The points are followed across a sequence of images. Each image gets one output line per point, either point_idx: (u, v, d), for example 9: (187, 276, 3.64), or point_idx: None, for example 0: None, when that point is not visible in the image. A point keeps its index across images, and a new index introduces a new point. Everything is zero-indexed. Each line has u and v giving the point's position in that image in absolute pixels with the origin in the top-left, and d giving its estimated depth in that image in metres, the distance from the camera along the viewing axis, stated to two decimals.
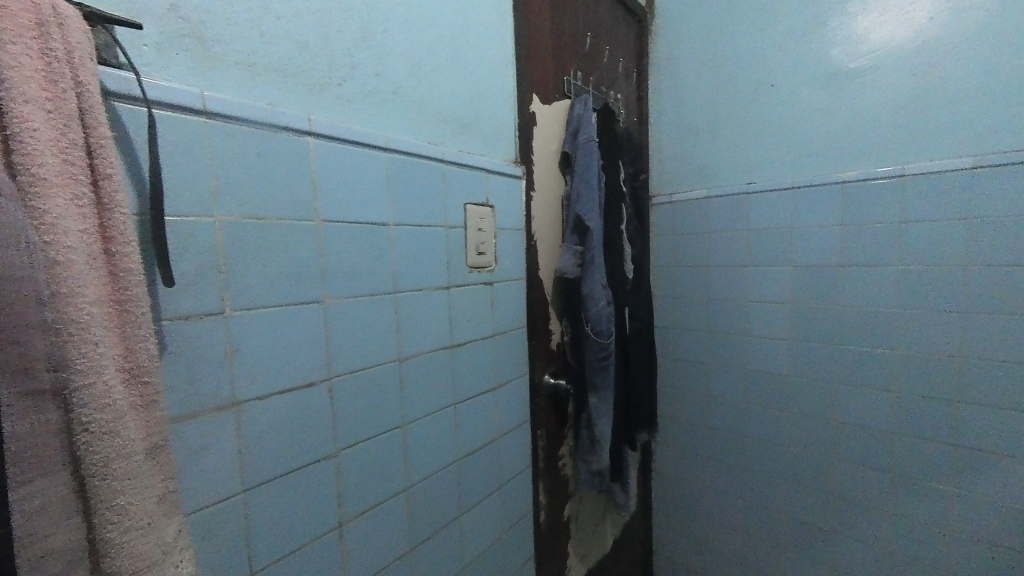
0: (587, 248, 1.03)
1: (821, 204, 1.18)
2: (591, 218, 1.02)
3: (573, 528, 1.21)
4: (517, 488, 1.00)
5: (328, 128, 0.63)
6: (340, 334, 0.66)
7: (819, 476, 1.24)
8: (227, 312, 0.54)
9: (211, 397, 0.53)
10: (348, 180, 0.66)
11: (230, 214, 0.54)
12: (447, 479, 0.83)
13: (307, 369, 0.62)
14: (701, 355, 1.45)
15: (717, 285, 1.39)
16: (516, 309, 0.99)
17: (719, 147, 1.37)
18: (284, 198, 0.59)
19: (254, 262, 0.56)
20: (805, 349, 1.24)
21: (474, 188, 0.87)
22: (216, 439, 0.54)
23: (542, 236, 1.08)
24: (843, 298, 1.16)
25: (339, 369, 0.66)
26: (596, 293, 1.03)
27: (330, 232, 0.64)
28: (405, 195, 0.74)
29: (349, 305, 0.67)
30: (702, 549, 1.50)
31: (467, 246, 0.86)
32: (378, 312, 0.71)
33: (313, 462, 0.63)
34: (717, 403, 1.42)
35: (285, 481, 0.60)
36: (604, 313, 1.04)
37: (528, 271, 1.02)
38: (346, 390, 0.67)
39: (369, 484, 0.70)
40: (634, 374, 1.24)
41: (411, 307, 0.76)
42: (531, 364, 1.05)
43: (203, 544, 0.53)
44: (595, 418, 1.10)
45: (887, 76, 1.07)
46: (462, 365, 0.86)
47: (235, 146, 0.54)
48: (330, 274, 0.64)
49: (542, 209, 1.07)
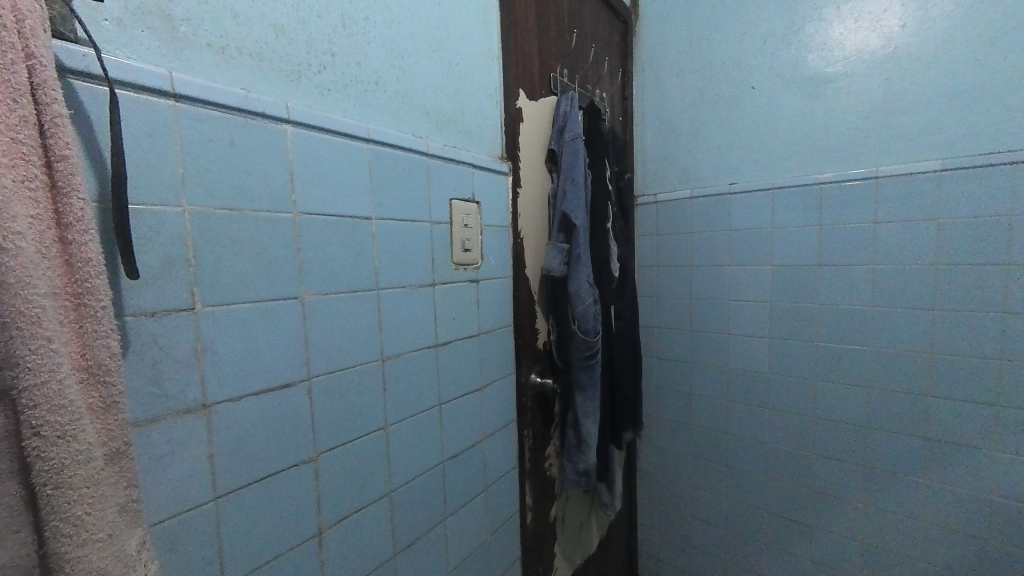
0: (574, 247, 1.02)
1: (799, 204, 1.21)
2: (578, 216, 1.01)
3: (560, 529, 1.20)
4: (503, 489, 0.99)
5: (307, 117, 0.60)
6: (319, 333, 0.63)
7: (798, 471, 1.26)
8: (197, 308, 0.51)
9: (178, 399, 0.50)
10: (328, 172, 0.63)
11: (200, 204, 0.51)
12: (431, 481, 0.81)
13: (284, 369, 0.59)
14: (684, 354, 1.46)
15: (699, 285, 1.40)
16: (502, 308, 0.98)
17: (701, 148, 1.39)
18: (259, 189, 0.56)
19: (227, 256, 0.53)
20: (784, 347, 1.26)
21: (459, 184, 0.85)
22: (184, 444, 0.50)
23: (528, 234, 1.07)
24: (820, 296, 1.19)
25: (319, 369, 0.63)
26: (583, 292, 1.02)
27: (309, 226, 0.61)
28: (388, 190, 0.72)
29: (329, 302, 0.64)
30: (685, 546, 1.51)
31: (452, 243, 0.84)
32: (360, 309, 0.68)
33: (290, 467, 0.60)
34: (699, 401, 1.44)
35: (260, 487, 0.57)
36: (591, 312, 1.04)
37: (515, 269, 1.01)
38: (326, 391, 0.64)
39: (350, 489, 0.67)
40: (620, 373, 1.24)
41: (394, 305, 0.74)
42: (518, 363, 1.03)
43: (170, 557, 0.49)
44: (582, 417, 1.09)
45: (861, 81, 1.10)
46: (447, 365, 0.84)
47: (205, 132, 0.51)
48: (309, 270, 0.62)
49: (529, 207, 1.06)
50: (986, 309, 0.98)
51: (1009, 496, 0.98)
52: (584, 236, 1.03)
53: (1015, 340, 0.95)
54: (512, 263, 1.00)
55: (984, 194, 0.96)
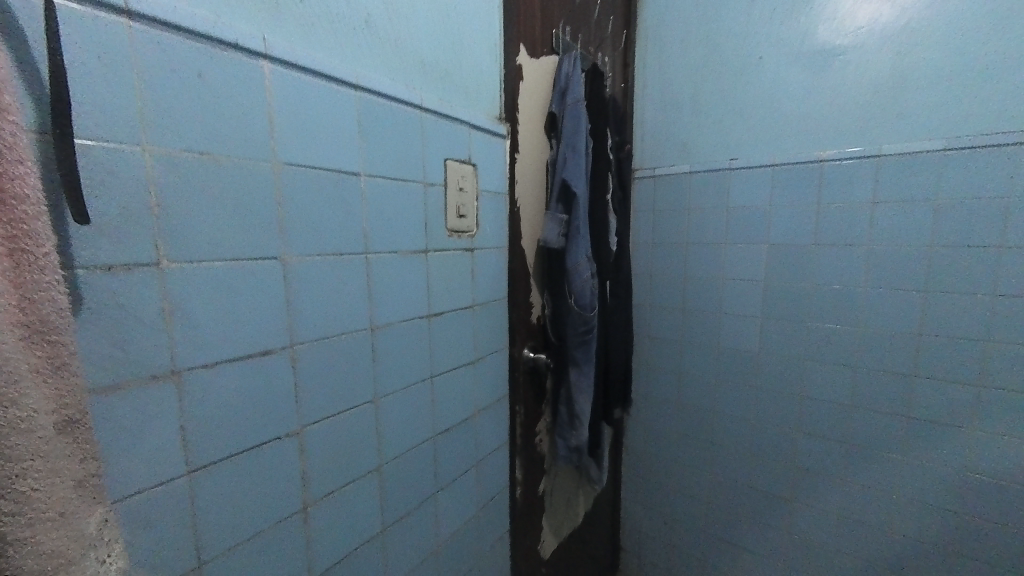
0: (573, 217, 0.97)
1: (800, 182, 1.18)
2: (577, 183, 0.96)
3: (548, 504, 1.19)
4: (492, 464, 0.96)
5: (287, 54, 0.54)
6: (303, 298, 0.58)
7: (783, 448, 1.29)
8: (164, 264, 0.45)
9: (142, 365, 0.44)
10: (312, 119, 0.57)
11: (163, 143, 0.45)
12: (421, 456, 0.78)
13: (265, 335, 0.54)
14: (675, 334, 1.45)
15: (694, 265, 1.39)
16: (497, 281, 0.94)
17: (703, 121, 1.34)
18: (234, 134, 0.50)
19: (197, 205, 0.47)
20: (778, 327, 1.26)
21: (455, 143, 0.79)
22: (151, 416, 0.45)
23: (525, 203, 1.01)
24: (814, 277, 1.19)
25: (302, 337, 0.58)
26: (580, 266, 0.98)
27: (290, 178, 0.55)
28: (378, 144, 0.66)
29: (314, 265, 0.59)
30: (668, 520, 1.54)
31: (447, 207, 0.79)
32: (348, 275, 0.63)
33: (273, 440, 0.56)
34: (690, 380, 1.44)
35: (238, 461, 0.53)
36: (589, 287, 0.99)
37: (511, 238, 0.96)
38: (309, 360, 0.59)
39: (337, 463, 0.64)
40: (614, 350, 1.22)
41: (385, 271, 0.69)
42: (512, 335, 1.00)
43: (138, 536, 0.45)
44: (575, 393, 1.06)
45: (870, 55, 1.07)
46: (440, 336, 0.80)
47: (168, 62, 0.44)
48: (292, 229, 0.56)
49: (526, 174, 1.00)
50: (976, 291, 0.99)
51: (985, 472, 1.02)
52: (584, 206, 0.98)
53: (1003, 322, 0.97)
54: (509, 233, 0.96)
55: (988, 175, 0.95)
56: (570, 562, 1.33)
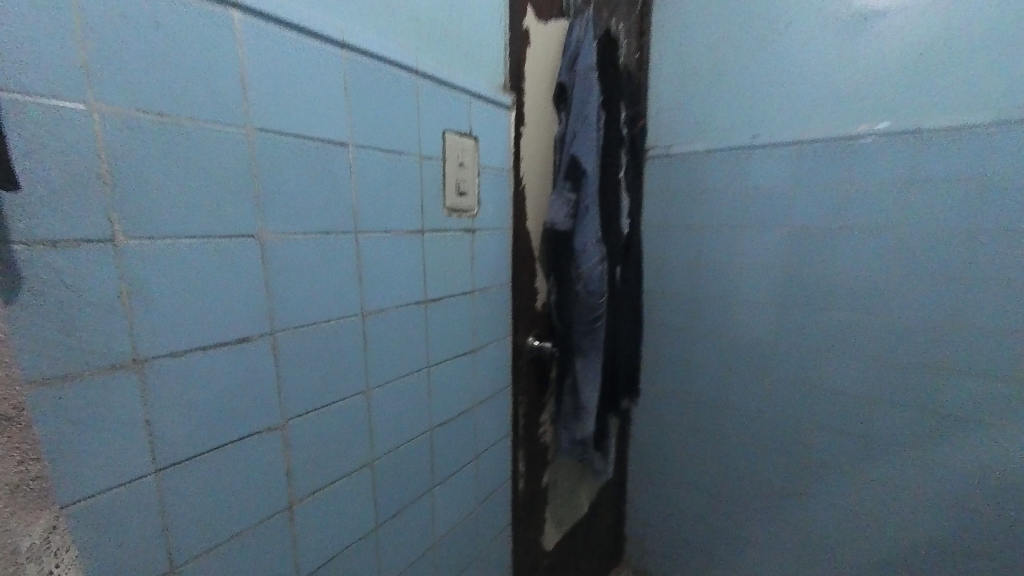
0: (582, 197, 0.91)
1: (826, 160, 1.10)
2: (586, 160, 0.89)
3: (551, 496, 1.16)
4: (493, 456, 0.93)
5: (262, 3, 0.47)
6: (284, 280, 0.53)
7: (797, 443, 1.23)
8: (119, 240, 0.40)
9: (98, 354, 0.40)
10: (290, 80, 0.51)
11: (111, 100, 0.39)
12: (417, 449, 0.74)
13: (241, 321, 0.49)
14: (686, 322, 1.39)
15: (708, 250, 1.32)
16: (500, 265, 0.88)
17: (723, 95, 1.25)
18: (198, 93, 0.44)
19: (157, 174, 0.42)
20: (798, 317, 1.19)
21: (455, 113, 0.73)
22: (110, 411, 0.41)
23: (531, 182, 0.95)
24: (839, 263, 1.10)
25: (284, 323, 0.53)
26: (588, 250, 0.92)
27: (267, 146, 0.50)
28: (367, 112, 0.59)
29: (296, 244, 0.53)
30: (673, 512, 1.51)
31: (446, 184, 0.73)
32: (335, 256, 0.58)
33: (253, 435, 0.51)
34: (700, 370, 1.39)
35: (213, 458, 0.48)
36: (598, 272, 0.93)
37: (515, 219, 0.90)
38: (292, 348, 0.54)
39: (325, 458, 0.59)
40: (622, 338, 1.17)
41: (377, 253, 0.63)
42: (516, 323, 0.95)
43: (99, 541, 0.41)
44: (581, 383, 1.01)
45: (912, 18, 0.97)
46: (437, 323, 0.75)
47: (116, 5, 0.38)
48: (270, 203, 0.50)
49: (532, 150, 0.94)
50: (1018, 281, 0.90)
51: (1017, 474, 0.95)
52: (594, 185, 0.91)
53: None
54: (514, 214, 0.89)
55: None
56: (574, 553, 1.30)
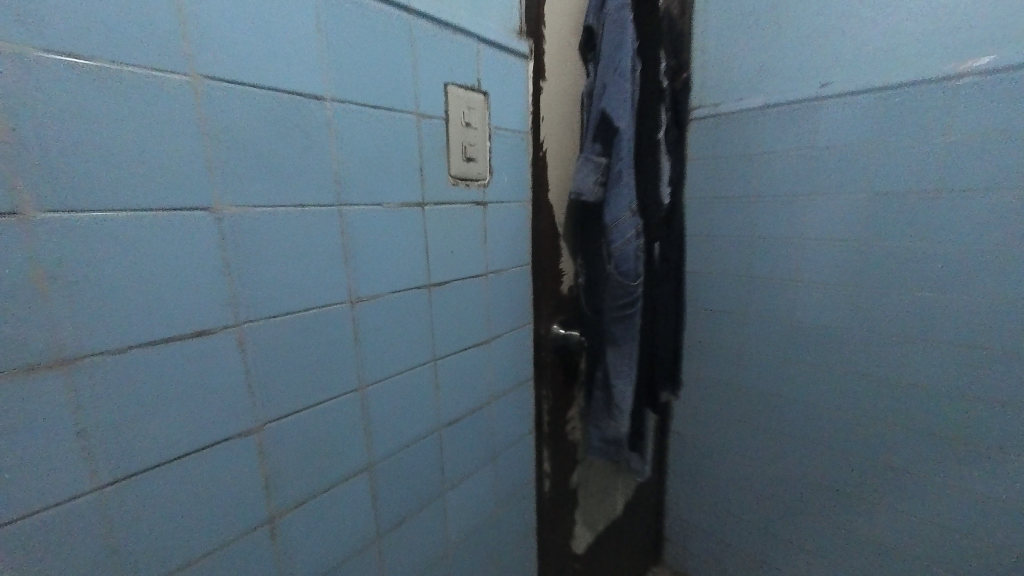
0: (614, 160, 0.77)
1: (923, 112, 0.82)
2: (618, 115, 0.75)
3: (580, 497, 1.06)
4: (513, 455, 0.84)
5: None
6: (252, 262, 0.44)
7: (875, 471, 0.98)
8: (29, 213, 0.33)
9: (17, 350, 0.33)
10: (245, 16, 0.41)
11: (5, 34, 0.31)
12: (423, 452, 0.66)
13: (199, 311, 0.42)
14: (739, 318, 1.13)
15: (770, 228, 1.03)
16: (519, 243, 0.77)
17: (788, 31, 0.95)
18: (123, 30, 0.35)
19: (76, 131, 0.34)
20: (893, 317, 0.91)
21: (458, 63, 0.61)
22: (38, 415, 0.34)
23: (555, 146, 0.82)
24: (929, 247, 0.85)
25: (254, 313, 0.45)
26: (622, 222, 0.78)
27: (219, 99, 0.41)
28: (344, 58, 0.49)
29: (264, 219, 0.45)
30: (720, 534, 1.29)
31: (449, 148, 0.62)
32: (316, 233, 0.49)
33: (223, 441, 0.44)
34: (755, 378, 1.14)
35: (175, 468, 0.42)
36: (633, 249, 0.79)
37: (536, 189, 0.78)
38: (268, 341, 0.47)
39: (314, 465, 0.52)
40: (660, 325, 1.02)
41: (367, 229, 0.54)
42: (537, 308, 0.84)
43: (38, 563, 0.36)
44: (613, 377, 0.88)
45: None
46: (444, 311, 0.66)
47: None
48: (227, 170, 0.42)
49: (556, 108, 0.81)
50: None
51: None
52: (628, 145, 0.76)
53: None
54: (533, 183, 0.78)
55: None
56: (606, 556, 1.21)
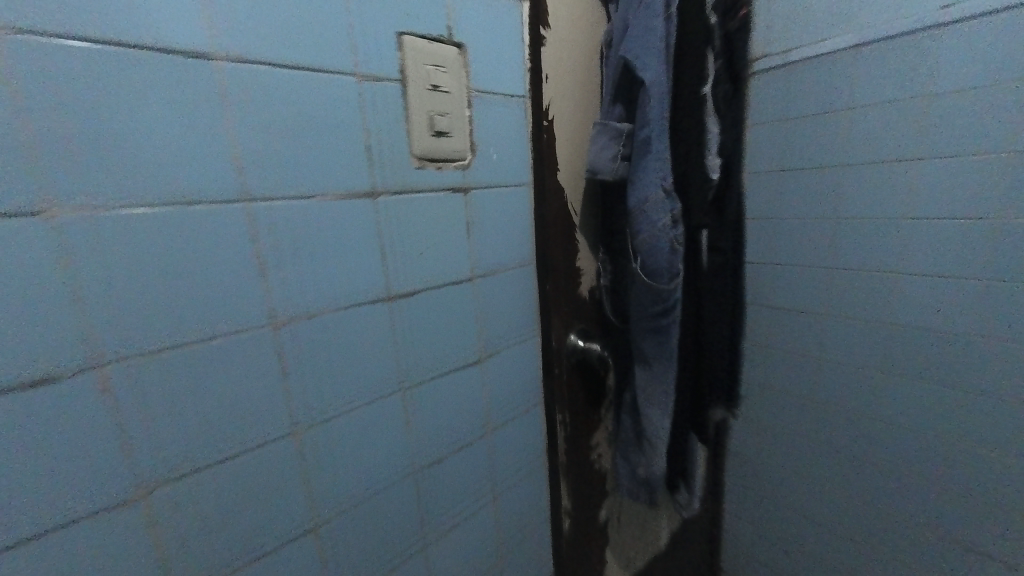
0: (641, 122, 0.58)
1: None
2: (645, 61, 0.57)
3: (612, 535, 0.89)
4: (520, 492, 0.70)
5: None
6: (115, 281, 0.33)
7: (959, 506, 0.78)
8: None
9: None
10: None
11: None
12: (394, 502, 0.53)
13: (36, 351, 0.31)
14: (792, 318, 0.94)
15: (808, 205, 0.86)
16: (518, 238, 0.61)
17: None
18: None
19: None
20: (976, 308, 0.71)
21: (417, 4, 0.46)
22: None
23: (568, 112, 0.64)
24: None
25: (126, 348, 0.34)
26: (653, 205, 0.59)
27: (36, 56, 0.29)
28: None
29: (129, 223, 0.33)
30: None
31: (410, 118, 0.47)
32: (214, 239, 0.37)
33: (93, 515, 0.34)
34: (834, 397, 0.90)
35: (19, 557, 0.32)
36: (668, 241, 0.60)
37: (540, 168, 0.62)
38: (154, 385, 0.36)
39: (236, 531, 0.41)
40: (710, 334, 0.81)
41: (293, 231, 0.41)
42: (547, 316, 0.69)
43: None
44: (646, 403, 0.70)
45: None
46: (415, 329, 0.52)
47: None
48: (59, 158, 0.30)
49: (567, 63, 0.63)
50: None
51: None
52: (661, 99, 0.57)
53: None
54: (535, 161, 0.61)
55: None
56: None
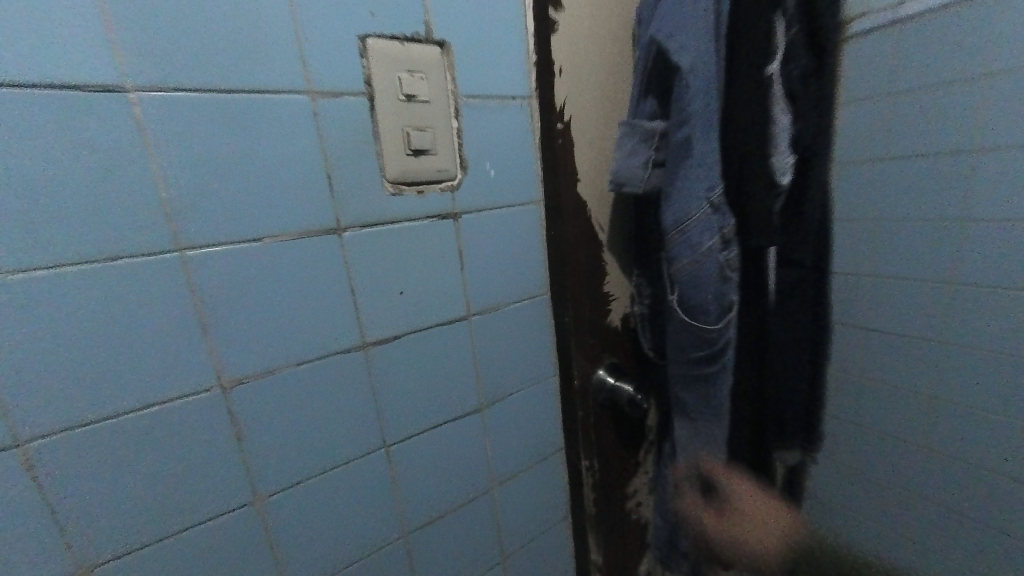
0: (677, 120, 0.46)
1: None
2: (684, 41, 0.45)
3: None
4: (536, 549, 0.62)
5: None
6: (27, 354, 0.30)
7: None
8: None
9: None
10: None
11: None
12: (380, 568, 0.48)
13: None
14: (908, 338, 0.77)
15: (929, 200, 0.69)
16: (526, 266, 0.52)
17: None
18: None
19: None
20: None
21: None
22: None
23: (590, 110, 0.53)
24: None
25: (47, 425, 0.31)
26: (695, 223, 0.47)
27: None
28: (157, 17, 0.30)
29: (39, 288, 0.30)
30: None
31: (381, 138, 0.40)
32: (144, 297, 0.33)
33: None
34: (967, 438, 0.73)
35: None
36: (716, 268, 0.48)
37: (553, 180, 0.52)
38: (83, 460, 0.32)
39: None
40: (781, 371, 0.66)
41: (241, 280, 0.36)
42: (567, 353, 0.58)
43: None
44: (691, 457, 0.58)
45: None
46: (399, 379, 0.45)
47: None
48: None
49: (588, 50, 0.51)
50: None
51: None
52: (705, 89, 0.44)
53: None
54: (546, 173, 0.51)
55: None
56: None
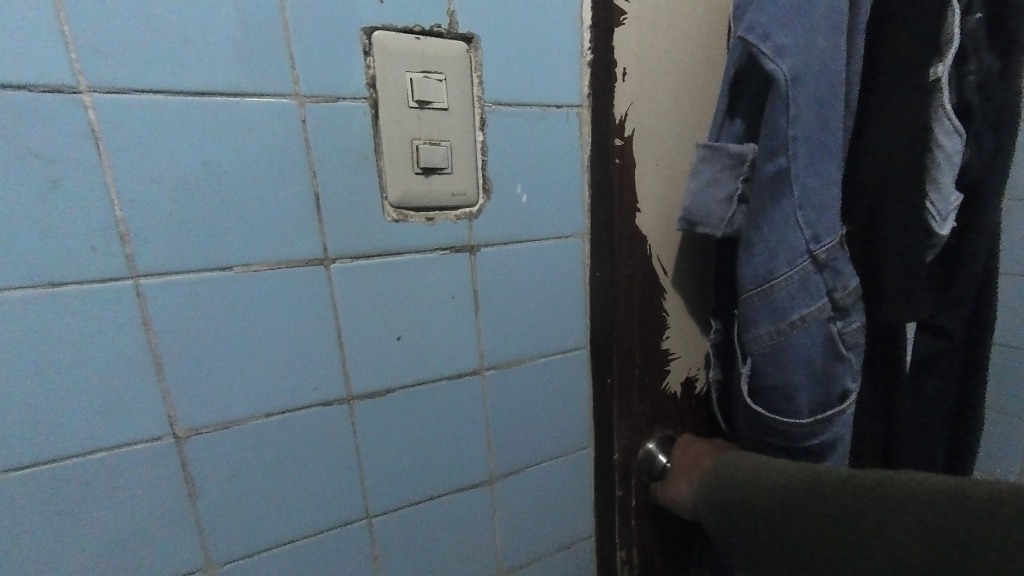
0: (769, 147, 0.33)
1: None
2: (784, 40, 0.32)
3: None
4: None
5: None
6: None
7: None
8: None
9: None
10: None
11: None
12: None
13: None
14: None
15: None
16: (560, 313, 0.42)
17: None
18: None
19: None
20: None
21: None
22: None
23: (659, 121, 0.41)
24: None
25: None
26: (782, 284, 0.34)
27: None
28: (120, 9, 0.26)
29: None
30: None
31: (384, 152, 0.33)
32: (90, 330, 0.28)
33: None
34: None
35: None
36: (811, 346, 0.35)
37: (605, 208, 0.41)
38: (17, 510, 0.29)
39: None
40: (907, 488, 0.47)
41: (204, 318, 0.31)
42: (607, 421, 0.46)
43: None
44: None
45: None
46: (389, 440, 0.38)
47: None
48: None
49: (662, 46, 0.40)
50: None
51: None
52: (811, 105, 0.32)
53: None
54: (595, 201, 0.41)
55: None
56: None
